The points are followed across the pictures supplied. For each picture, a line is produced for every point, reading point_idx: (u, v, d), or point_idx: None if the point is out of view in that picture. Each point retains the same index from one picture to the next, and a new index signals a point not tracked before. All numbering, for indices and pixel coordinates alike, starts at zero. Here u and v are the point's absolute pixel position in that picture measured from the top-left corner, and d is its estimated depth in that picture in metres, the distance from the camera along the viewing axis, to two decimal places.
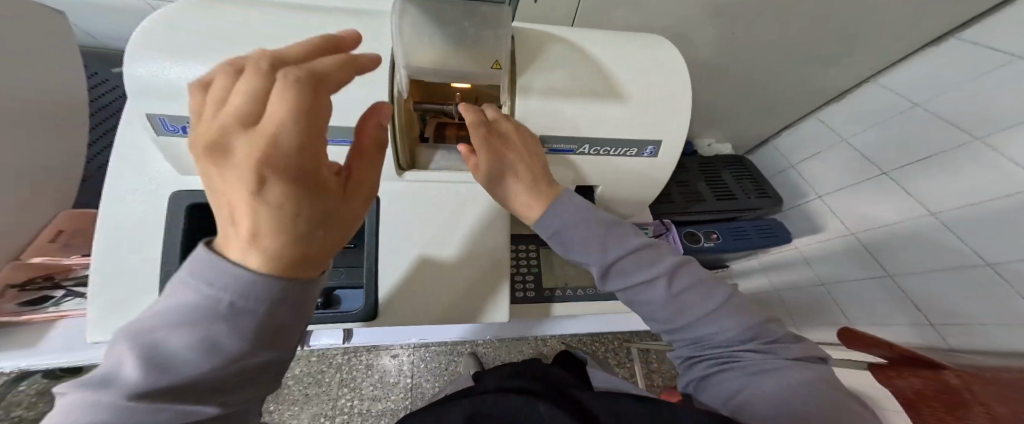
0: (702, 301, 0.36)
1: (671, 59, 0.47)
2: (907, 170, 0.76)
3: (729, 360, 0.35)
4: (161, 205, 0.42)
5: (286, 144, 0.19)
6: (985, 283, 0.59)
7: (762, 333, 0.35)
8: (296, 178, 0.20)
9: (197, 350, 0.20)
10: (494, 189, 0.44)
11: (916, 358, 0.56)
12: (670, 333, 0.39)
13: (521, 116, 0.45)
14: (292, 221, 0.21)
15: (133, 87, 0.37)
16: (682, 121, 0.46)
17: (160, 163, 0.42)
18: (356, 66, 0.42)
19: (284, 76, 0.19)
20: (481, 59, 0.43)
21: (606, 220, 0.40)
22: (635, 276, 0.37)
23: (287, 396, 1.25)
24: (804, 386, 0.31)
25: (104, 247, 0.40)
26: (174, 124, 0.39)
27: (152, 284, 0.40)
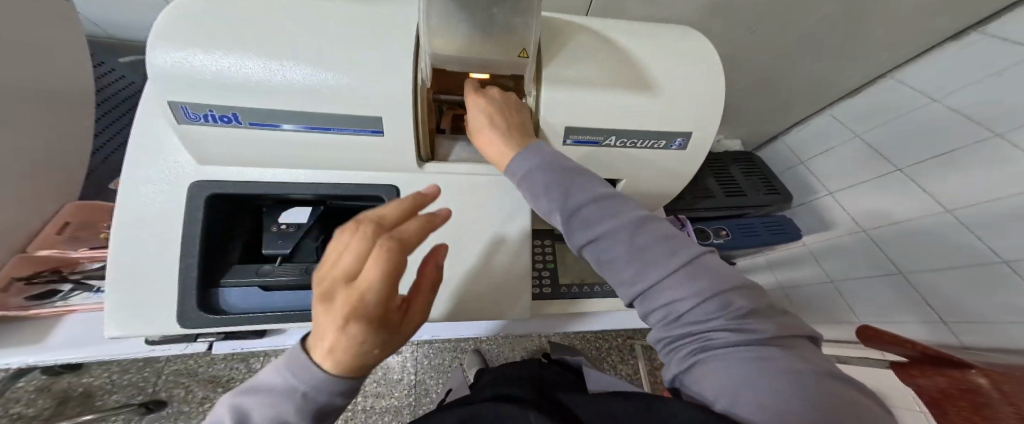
0: (666, 256, 0.32)
1: (705, 51, 0.46)
2: (924, 165, 0.74)
3: (705, 335, 0.30)
4: (181, 196, 0.40)
5: (369, 301, 0.21)
6: (1003, 280, 0.57)
7: (752, 312, 0.30)
8: (374, 324, 0.22)
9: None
10: (476, 141, 0.45)
11: (941, 356, 0.55)
12: (646, 310, 0.34)
13: (548, 107, 0.44)
14: (361, 355, 0.23)
15: (157, 74, 0.35)
16: (715, 114, 0.45)
17: (179, 153, 0.40)
18: (378, 51, 0.40)
19: (393, 246, 0.22)
20: (509, 46, 0.40)
21: (572, 169, 0.38)
22: (596, 228, 0.35)
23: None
24: (803, 374, 0.25)
25: (121, 239, 0.38)
26: (196, 113, 0.37)
27: (173, 275, 0.39)
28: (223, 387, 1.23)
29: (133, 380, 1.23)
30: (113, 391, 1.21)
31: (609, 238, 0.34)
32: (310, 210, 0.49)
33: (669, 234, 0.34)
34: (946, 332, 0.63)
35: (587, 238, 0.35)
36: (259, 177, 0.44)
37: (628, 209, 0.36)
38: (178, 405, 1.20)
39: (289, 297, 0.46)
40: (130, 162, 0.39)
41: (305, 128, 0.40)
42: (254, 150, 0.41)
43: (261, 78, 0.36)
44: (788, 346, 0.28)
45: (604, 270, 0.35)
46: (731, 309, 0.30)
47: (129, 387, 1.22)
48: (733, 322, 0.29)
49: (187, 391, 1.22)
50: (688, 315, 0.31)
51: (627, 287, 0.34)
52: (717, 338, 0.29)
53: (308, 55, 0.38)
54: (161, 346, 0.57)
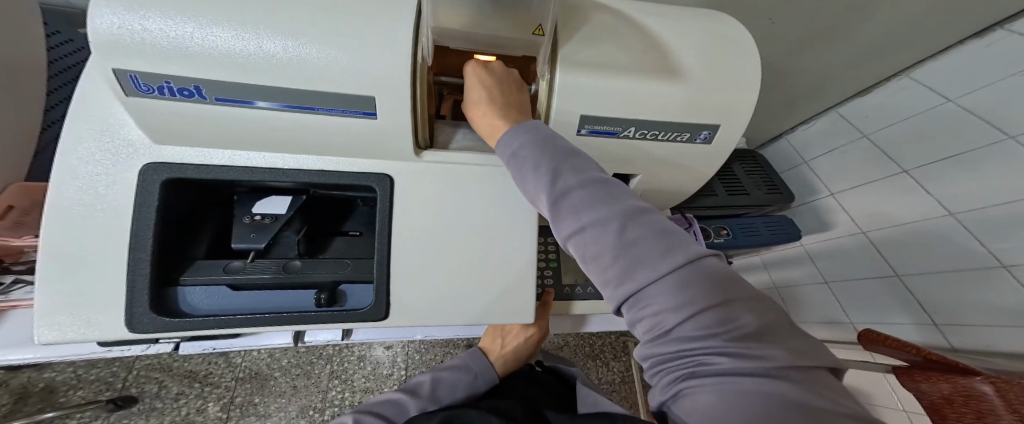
0: (658, 257, 0.29)
1: (743, 39, 0.42)
2: (935, 168, 0.65)
3: (696, 354, 0.27)
4: (133, 180, 0.34)
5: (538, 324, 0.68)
6: (1000, 287, 0.52)
7: (751, 329, 0.27)
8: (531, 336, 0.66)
9: (456, 370, 0.62)
10: (468, 115, 0.41)
11: (948, 362, 0.50)
12: (634, 320, 0.31)
13: (561, 92, 0.38)
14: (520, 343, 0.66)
15: (102, 39, 0.28)
16: (748, 107, 0.42)
17: (128, 128, 0.34)
18: (372, 18, 0.34)
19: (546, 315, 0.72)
20: (524, 22, 0.36)
21: (563, 150, 0.35)
22: (584, 217, 0.32)
23: (272, 388, 1.18)
24: (805, 412, 0.23)
25: (56, 230, 0.32)
26: (149, 85, 0.31)
27: (121, 272, 0.34)
28: (199, 383, 1.16)
29: (101, 375, 1.14)
30: (78, 386, 1.12)
31: (597, 229, 0.31)
32: (291, 198, 0.42)
33: (664, 230, 0.31)
34: (937, 335, 0.59)
35: (573, 230, 0.32)
36: (227, 161, 0.38)
37: (622, 199, 0.33)
38: (151, 402, 1.12)
39: (262, 297, 0.41)
40: (66, 140, 0.33)
41: (283, 106, 0.35)
42: (221, 130, 0.35)
43: (231, 45, 0.30)
44: (789, 371, 0.25)
45: (589, 268, 0.32)
46: (729, 327, 0.27)
47: (96, 383, 1.13)
48: (728, 341, 0.26)
49: (160, 387, 1.15)
50: (679, 328, 0.28)
51: (612, 290, 0.31)
52: (711, 359, 0.27)
53: (290, 23, 0.32)
54: (120, 346, 0.51)
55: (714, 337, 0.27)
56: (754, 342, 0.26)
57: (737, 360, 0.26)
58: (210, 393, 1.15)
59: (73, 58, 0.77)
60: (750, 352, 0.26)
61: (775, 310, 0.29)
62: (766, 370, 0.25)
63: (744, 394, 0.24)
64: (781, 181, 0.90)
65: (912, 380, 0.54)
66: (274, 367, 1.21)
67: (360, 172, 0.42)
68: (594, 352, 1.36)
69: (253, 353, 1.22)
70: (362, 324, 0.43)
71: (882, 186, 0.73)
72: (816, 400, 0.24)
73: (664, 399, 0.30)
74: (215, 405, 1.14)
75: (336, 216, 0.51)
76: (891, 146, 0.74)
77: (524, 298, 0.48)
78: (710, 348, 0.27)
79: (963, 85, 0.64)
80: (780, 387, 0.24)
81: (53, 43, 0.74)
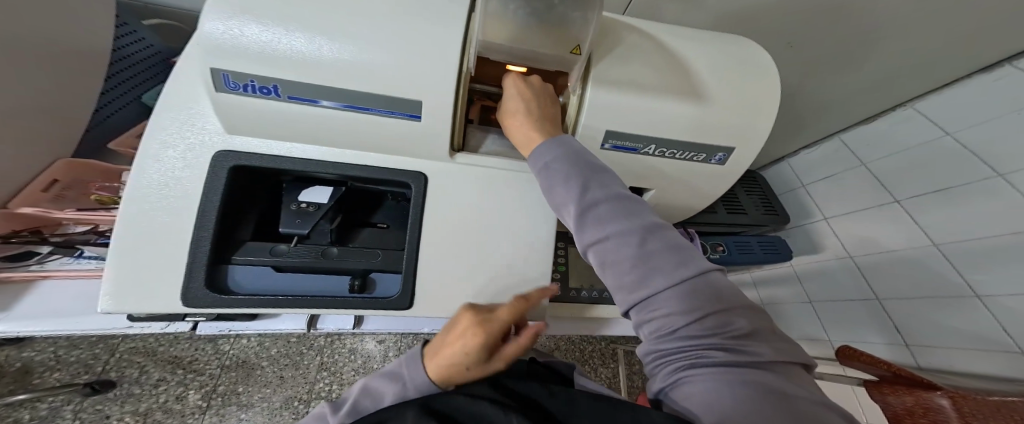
0: (671, 267, 0.33)
1: (766, 69, 0.45)
2: (923, 199, 0.68)
3: (696, 349, 0.31)
4: (202, 166, 0.37)
5: (490, 327, 0.36)
6: (971, 314, 0.57)
7: (744, 330, 0.31)
8: (476, 348, 0.36)
9: (393, 376, 0.41)
10: (504, 123, 0.44)
11: (911, 377, 0.55)
12: (642, 320, 0.35)
13: (590, 108, 0.41)
14: (463, 359, 0.36)
15: (204, 41, 0.32)
16: (763, 132, 0.45)
17: (206, 117, 0.37)
18: (429, 30, 0.37)
19: (511, 306, 0.38)
20: (564, 42, 0.39)
21: (591, 166, 0.39)
22: (607, 227, 0.36)
23: (258, 378, 1.18)
24: (784, 397, 0.27)
25: (131, 209, 0.35)
26: (237, 83, 0.34)
27: (183, 249, 0.36)
28: (183, 369, 1.15)
29: (81, 357, 1.13)
30: (55, 368, 1.10)
31: (618, 238, 0.35)
32: (331, 189, 0.45)
33: (677, 245, 0.35)
34: (909, 356, 0.65)
35: (596, 238, 0.36)
36: (285, 152, 0.40)
37: (641, 215, 0.37)
38: (129, 387, 1.11)
39: (300, 281, 0.43)
40: (153, 125, 0.36)
41: (344, 106, 0.38)
42: (287, 125, 0.38)
43: (313, 51, 0.34)
44: (772, 365, 0.30)
45: (607, 272, 0.36)
46: (725, 330, 0.31)
47: (74, 365, 1.12)
48: (725, 340, 0.30)
49: (141, 372, 1.13)
50: (684, 328, 0.32)
51: (626, 293, 0.35)
52: (709, 353, 0.30)
53: (363, 32, 0.35)
54: (141, 323, 0.53)
55: (713, 336, 0.31)
56: (745, 341, 0.30)
57: (730, 355, 0.30)
58: (192, 381, 1.14)
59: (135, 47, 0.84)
60: (741, 349, 0.30)
61: (766, 321, 0.34)
62: (754, 364, 0.29)
63: (736, 381, 0.28)
64: (777, 203, 0.96)
65: (880, 392, 0.60)
66: (262, 356, 1.21)
67: (399, 170, 0.46)
68: (581, 359, 1.38)
69: (242, 340, 1.22)
70: (390, 312, 0.45)
71: (868, 213, 0.79)
72: (793, 389, 0.28)
73: (662, 389, 0.34)
74: (196, 393, 1.13)
75: (365, 208, 0.54)
76: (893, 174, 0.75)
77: None
78: (709, 344, 0.31)
79: (964, 119, 0.66)
80: (765, 378, 0.28)
81: (122, 33, 0.81)
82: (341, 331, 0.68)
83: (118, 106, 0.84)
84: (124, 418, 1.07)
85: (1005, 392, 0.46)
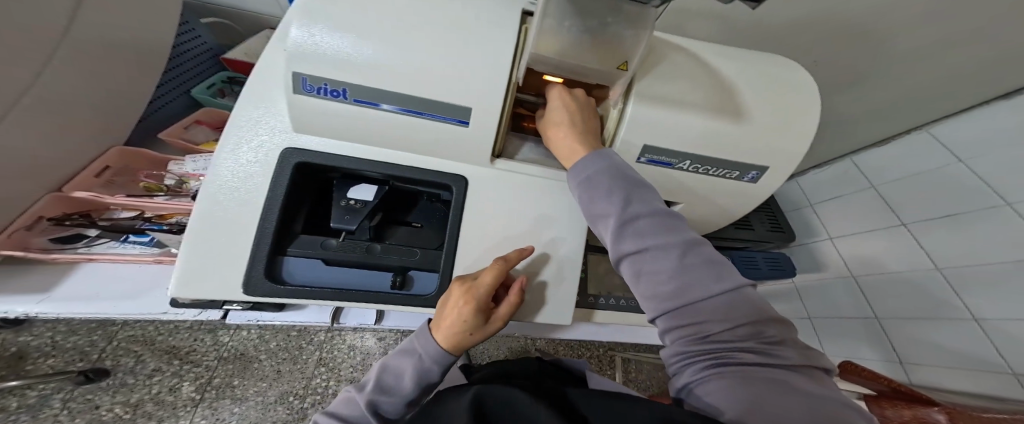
0: (709, 280, 0.36)
1: (806, 86, 0.45)
2: (929, 224, 0.71)
3: (728, 352, 0.34)
4: (270, 164, 0.40)
5: (478, 293, 0.43)
6: (968, 335, 0.60)
7: (772, 336, 0.34)
8: (473, 313, 0.42)
9: (412, 354, 0.47)
10: (547, 135, 0.47)
11: (911, 394, 0.57)
12: (673, 326, 0.37)
13: (630, 123, 0.42)
14: (464, 325, 0.43)
15: (292, 49, 0.34)
16: (801, 150, 0.45)
17: (278, 117, 0.41)
18: (483, 38, 0.38)
19: (494, 271, 0.44)
20: (612, 57, 0.38)
21: (634, 181, 0.42)
22: (648, 239, 0.38)
23: (255, 371, 1.11)
24: (812, 394, 0.30)
25: (206, 198, 0.38)
26: (313, 85, 0.37)
27: (251, 233, 0.38)
28: (178, 360, 1.10)
29: (79, 343, 1.10)
30: (51, 354, 1.07)
31: (657, 251, 0.38)
32: (376, 187, 0.47)
33: (714, 260, 0.38)
34: (900, 371, 0.69)
35: (635, 249, 0.38)
36: (342, 151, 0.43)
37: (680, 230, 0.40)
38: (122, 377, 1.06)
39: (346, 275, 0.45)
40: (232, 121, 0.40)
41: (401, 110, 0.40)
42: (349, 126, 0.41)
43: (379, 60, 0.36)
44: (798, 367, 0.33)
45: (644, 282, 0.38)
46: (753, 336, 0.34)
47: (71, 352, 1.09)
48: (756, 344, 0.33)
49: (137, 362, 1.08)
50: (718, 332, 0.34)
51: (659, 302, 0.37)
52: (742, 356, 0.33)
53: (425, 40, 0.37)
54: (178, 309, 0.58)
55: (746, 340, 0.34)
56: (774, 346, 0.34)
57: (760, 357, 0.33)
58: (187, 372, 1.09)
59: (190, 44, 0.96)
60: (771, 352, 0.33)
61: (791, 334, 0.36)
62: (782, 365, 0.32)
63: (761, 381, 0.31)
64: (784, 221, 0.98)
65: (878, 407, 0.62)
66: (261, 349, 1.14)
67: (443, 172, 0.48)
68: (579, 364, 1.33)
69: (242, 332, 1.15)
70: (428, 309, 0.47)
71: (874, 234, 0.81)
72: (815, 389, 0.31)
73: (685, 387, 0.36)
74: (190, 384, 1.07)
75: (399, 207, 0.55)
76: (896, 199, 0.79)
77: (561, 302, 0.53)
78: (741, 347, 0.33)
79: (976, 149, 0.68)
80: (788, 380, 0.31)
81: (183, 31, 0.94)
82: (361, 326, 0.68)
83: (170, 99, 0.95)
84: (115, 409, 1.02)
85: (992, 409, 0.49)
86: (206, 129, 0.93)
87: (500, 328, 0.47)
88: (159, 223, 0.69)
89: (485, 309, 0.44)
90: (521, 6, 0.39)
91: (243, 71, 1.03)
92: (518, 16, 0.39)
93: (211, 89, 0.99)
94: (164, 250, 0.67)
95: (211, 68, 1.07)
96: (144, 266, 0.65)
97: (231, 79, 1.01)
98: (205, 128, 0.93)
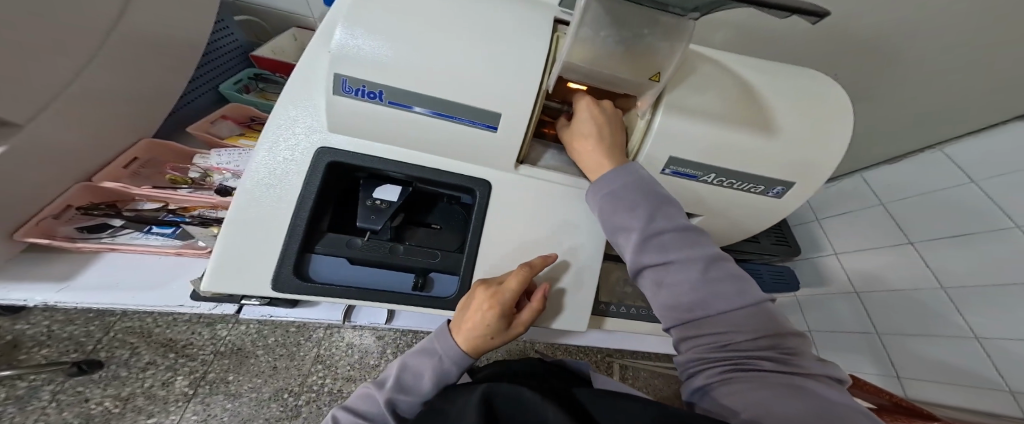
0: (730, 293, 0.38)
1: (840, 101, 0.45)
2: (937, 242, 0.72)
3: (747, 360, 0.35)
4: (304, 164, 0.43)
5: (504, 296, 0.43)
6: (966, 352, 0.61)
7: (789, 346, 0.36)
8: (498, 316, 0.43)
9: (431, 353, 0.47)
10: (573, 144, 0.47)
11: (913, 408, 0.57)
12: (692, 334, 0.39)
13: (657, 135, 0.43)
14: (487, 329, 0.43)
15: (337, 50, 0.36)
16: (826, 167, 0.45)
17: (314, 117, 0.43)
18: (519, 43, 0.38)
19: (519, 276, 0.45)
20: (644, 69, 0.38)
21: (659, 196, 0.43)
22: (671, 252, 0.40)
23: (251, 367, 1.04)
24: (831, 399, 0.31)
25: (249, 196, 0.41)
26: (352, 87, 0.38)
27: (285, 226, 0.41)
28: (175, 353, 1.02)
29: (74, 333, 1.03)
30: (45, 344, 1.01)
31: (680, 264, 0.40)
32: (400, 188, 0.48)
33: (735, 275, 0.39)
34: (897, 386, 0.70)
35: (656, 262, 0.41)
36: (373, 151, 0.45)
37: (703, 246, 0.41)
38: (116, 370, 0.99)
39: (369, 275, 0.46)
40: (273, 120, 0.43)
41: (433, 114, 0.41)
42: (383, 127, 0.43)
43: (419, 65, 0.37)
44: (816, 376, 0.34)
45: (664, 292, 0.40)
46: (771, 345, 0.35)
47: (66, 342, 1.02)
48: (775, 352, 0.35)
49: (132, 354, 1.01)
50: (737, 341, 0.36)
51: (679, 312, 0.39)
52: (760, 363, 0.35)
53: (463, 45, 0.37)
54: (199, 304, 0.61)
55: (764, 349, 0.35)
56: (792, 355, 0.35)
57: (779, 365, 0.34)
58: (182, 366, 1.01)
59: (223, 41, 0.99)
60: (788, 360, 0.35)
61: (809, 347, 0.37)
62: (800, 373, 0.34)
63: (778, 385, 0.32)
64: (790, 233, 0.99)
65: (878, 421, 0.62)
66: (258, 344, 1.07)
67: (467, 176, 0.49)
68: None
69: (240, 326, 1.09)
70: (447, 311, 0.48)
71: (884, 251, 0.81)
72: (834, 395, 0.32)
73: (700, 387, 0.38)
74: (184, 379, 1.00)
75: (419, 207, 0.55)
76: (904, 218, 0.80)
77: (577, 308, 0.53)
78: (760, 355, 0.35)
79: (988, 168, 0.68)
80: (807, 384, 0.32)
81: (218, 29, 0.97)
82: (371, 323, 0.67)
83: (200, 94, 0.97)
84: (105, 403, 0.95)
85: None
86: (231, 123, 0.93)
87: (520, 333, 0.47)
88: (183, 215, 0.71)
89: (509, 313, 0.44)
90: (553, 15, 0.40)
91: (269, 69, 1.03)
92: (549, 28, 0.39)
93: (237, 84, 1.00)
94: (186, 243, 0.69)
95: (238, 65, 1.09)
96: (162, 258, 0.68)
97: (258, 76, 1.03)
98: (230, 123, 0.93)
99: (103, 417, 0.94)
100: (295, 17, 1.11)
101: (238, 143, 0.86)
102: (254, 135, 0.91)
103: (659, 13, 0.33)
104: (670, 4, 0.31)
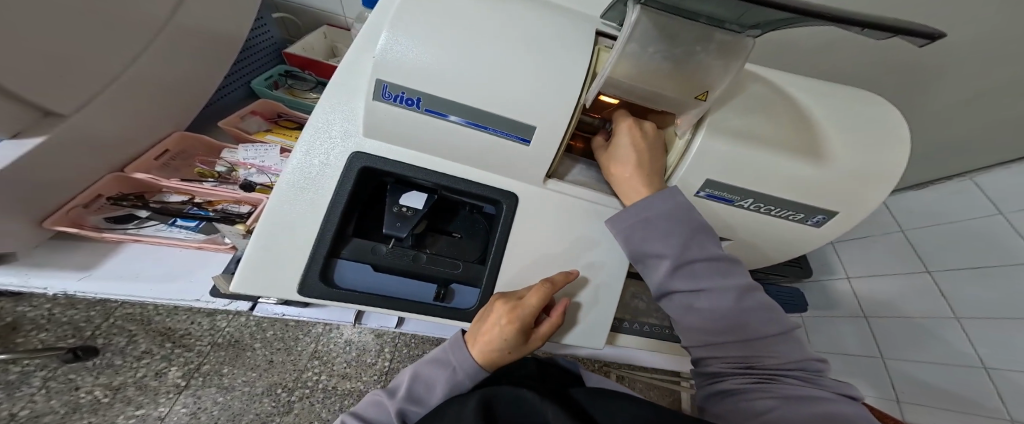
0: (760, 320, 0.38)
1: (896, 130, 0.43)
2: (956, 274, 0.69)
3: (772, 375, 0.37)
4: (336, 165, 0.42)
5: (522, 313, 0.41)
6: (978, 388, 0.59)
7: (810, 364, 0.38)
8: (514, 333, 0.41)
9: (445, 364, 0.45)
10: (610, 165, 0.46)
11: None
12: (718, 351, 0.40)
13: (696, 156, 0.42)
14: (503, 344, 0.42)
15: (385, 57, 0.37)
16: (875, 197, 0.44)
17: (348, 120, 0.43)
18: (564, 56, 0.37)
19: (539, 293, 0.43)
20: (690, 88, 0.37)
21: (696, 223, 0.41)
22: (705, 279, 0.40)
23: (247, 360, 1.03)
24: (851, 408, 0.33)
25: (283, 194, 0.41)
26: (392, 93, 0.39)
27: (318, 227, 0.42)
28: (172, 343, 1.02)
29: (74, 318, 1.02)
30: (43, 328, 1.00)
31: (714, 291, 0.39)
32: (426, 196, 0.47)
33: (769, 304, 0.39)
34: (896, 409, 0.71)
35: (686, 288, 0.40)
36: (404, 158, 0.45)
37: (737, 276, 0.40)
38: (111, 357, 0.98)
39: (391, 283, 0.46)
40: (309, 122, 0.43)
41: (466, 123, 0.41)
42: (417, 136, 0.43)
43: (461, 74, 0.37)
44: (835, 391, 0.36)
45: (692, 318, 0.40)
46: (797, 364, 0.37)
47: (65, 326, 1.01)
48: (797, 369, 0.37)
49: (129, 342, 1.00)
50: (764, 358, 0.38)
51: (707, 335, 0.40)
52: (785, 378, 0.37)
53: (508, 55, 0.37)
54: (218, 300, 0.61)
55: (789, 366, 0.37)
56: (812, 375, 0.37)
57: (801, 381, 0.36)
58: (178, 357, 1.01)
59: (260, 37, 1.02)
60: (809, 378, 0.37)
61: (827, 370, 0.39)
62: (821, 388, 0.36)
63: (806, 399, 0.34)
64: (803, 258, 0.92)
65: None
66: (256, 337, 1.07)
67: (494, 187, 0.48)
68: None
69: (240, 318, 1.09)
70: (466, 322, 0.48)
71: (900, 279, 0.78)
72: (858, 411, 0.34)
73: (719, 391, 0.39)
74: (178, 370, 0.99)
75: (441, 214, 0.54)
76: (924, 246, 0.77)
77: (596, 325, 0.52)
78: (784, 370, 0.37)
79: (1018, 200, 0.65)
80: (834, 400, 0.34)
81: (256, 26, 0.99)
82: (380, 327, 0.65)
83: (232, 89, 0.98)
84: (95, 392, 0.94)
85: None
86: (260, 119, 0.93)
87: (537, 346, 0.45)
88: (207, 209, 0.73)
89: (526, 330, 0.42)
90: (595, 27, 0.39)
91: (299, 65, 1.05)
92: (593, 41, 0.38)
93: (267, 80, 1.00)
94: (209, 237, 0.68)
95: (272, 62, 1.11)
96: (184, 250, 0.68)
97: (288, 72, 1.03)
98: (259, 119, 0.93)
99: (92, 406, 0.92)
100: (328, 16, 1.13)
101: (263, 138, 0.87)
102: (280, 132, 0.92)
103: (714, 29, 0.32)
104: (727, 20, 0.31)
